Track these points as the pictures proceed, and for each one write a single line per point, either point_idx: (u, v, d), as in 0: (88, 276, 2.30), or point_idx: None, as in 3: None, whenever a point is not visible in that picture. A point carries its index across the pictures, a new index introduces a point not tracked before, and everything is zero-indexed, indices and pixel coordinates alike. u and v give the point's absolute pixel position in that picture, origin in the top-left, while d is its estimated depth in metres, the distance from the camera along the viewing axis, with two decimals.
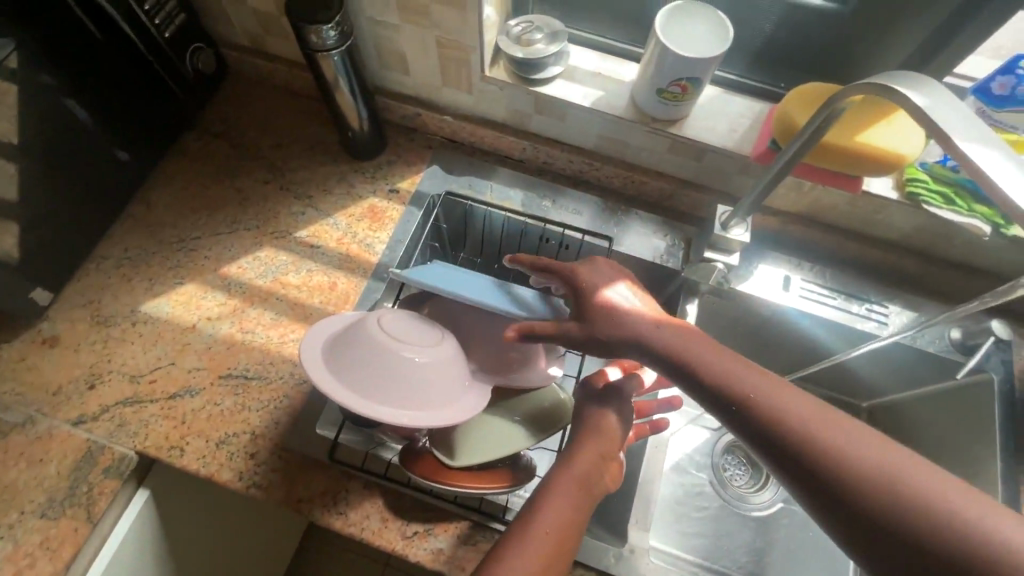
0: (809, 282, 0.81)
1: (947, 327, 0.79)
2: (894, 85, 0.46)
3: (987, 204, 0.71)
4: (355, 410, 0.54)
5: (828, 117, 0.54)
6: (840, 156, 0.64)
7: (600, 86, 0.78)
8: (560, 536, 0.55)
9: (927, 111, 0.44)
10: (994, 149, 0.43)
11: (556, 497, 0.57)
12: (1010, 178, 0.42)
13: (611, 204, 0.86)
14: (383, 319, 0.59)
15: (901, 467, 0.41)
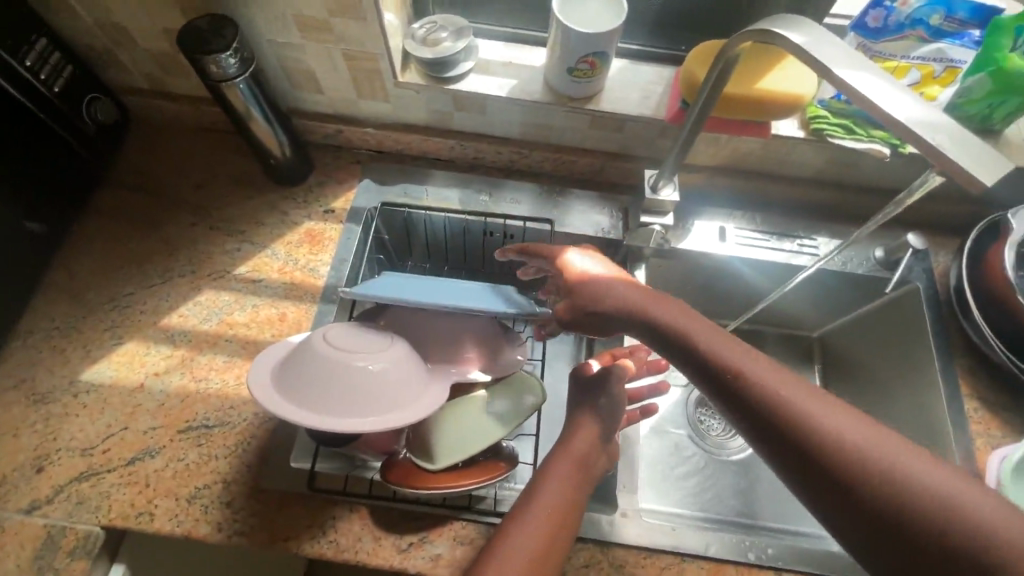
0: (743, 229, 0.85)
1: (871, 248, 0.85)
2: (774, 29, 0.49)
3: (883, 128, 0.75)
4: (317, 426, 0.53)
5: (724, 69, 0.57)
6: (743, 104, 0.68)
7: (514, 75, 0.79)
8: (557, 517, 0.57)
9: (806, 49, 0.47)
10: (872, 72, 0.47)
11: (552, 483, 0.59)
12: (888, 98, 0.45)
13: (547, 188, 0.88)
14: (329, 336, 0.59)
15: (876, 440, 0.43)
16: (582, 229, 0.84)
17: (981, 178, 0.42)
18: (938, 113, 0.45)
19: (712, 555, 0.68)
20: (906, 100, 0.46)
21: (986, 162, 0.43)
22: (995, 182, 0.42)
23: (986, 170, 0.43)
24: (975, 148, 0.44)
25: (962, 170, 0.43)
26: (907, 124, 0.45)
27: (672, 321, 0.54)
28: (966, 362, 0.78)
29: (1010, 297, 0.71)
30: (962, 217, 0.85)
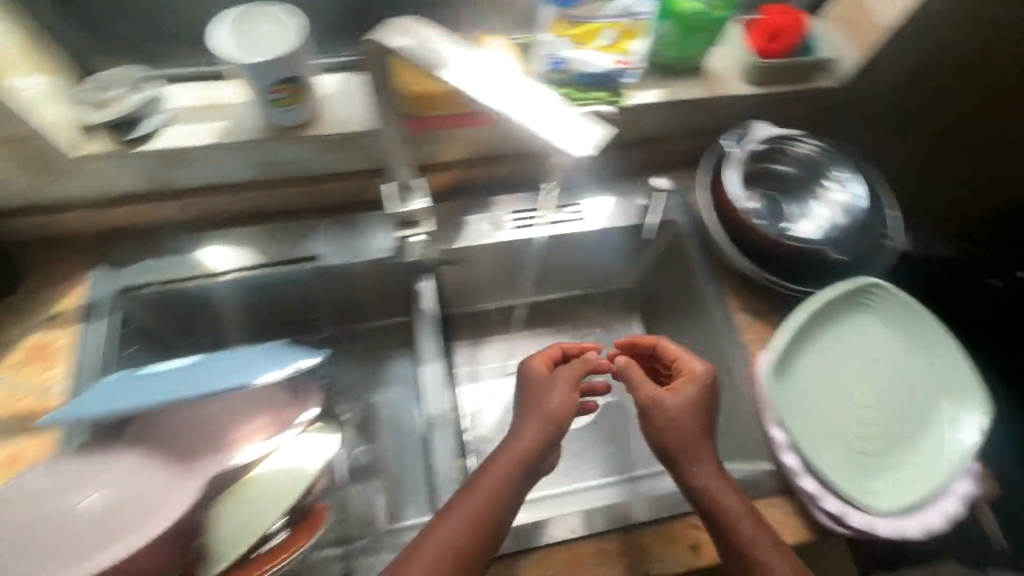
0: (517, 212, 0.86)
1: (635, 197, 0.89)
2: (383, 35, 0.51)
3: (606, 89, 0.77)
4: None
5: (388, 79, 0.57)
6: (447, 101, 0.71)
7: (221, 116, 0.72)
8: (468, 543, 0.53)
9: (413, 52, 0.50)
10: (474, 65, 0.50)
11: (472, 502, 0.56)
12: (492, 85, 0.49)
13: (309, 222, 0.83)
14: (42, 481, 0.56)
15: (739, 517, 0.58)
16: (356, 254, 0.81)
17: (573, 152, 0.47)
18: (537, 95, 0.49)
19: (548, 541, 0.67)
20: (510, 88, 0.49)
21: (577, 135, 0.48)
22: (588, 153, 0.47)
23: (577, 144, 0.48)
24: (569, 122, 0.48)
25: (561, 146, 0.48)
26: (508, 114, 0.48)
27: (681, 442, 0.61)
28: (734, 280, 0.84)
29: (738, 217, 0.78)
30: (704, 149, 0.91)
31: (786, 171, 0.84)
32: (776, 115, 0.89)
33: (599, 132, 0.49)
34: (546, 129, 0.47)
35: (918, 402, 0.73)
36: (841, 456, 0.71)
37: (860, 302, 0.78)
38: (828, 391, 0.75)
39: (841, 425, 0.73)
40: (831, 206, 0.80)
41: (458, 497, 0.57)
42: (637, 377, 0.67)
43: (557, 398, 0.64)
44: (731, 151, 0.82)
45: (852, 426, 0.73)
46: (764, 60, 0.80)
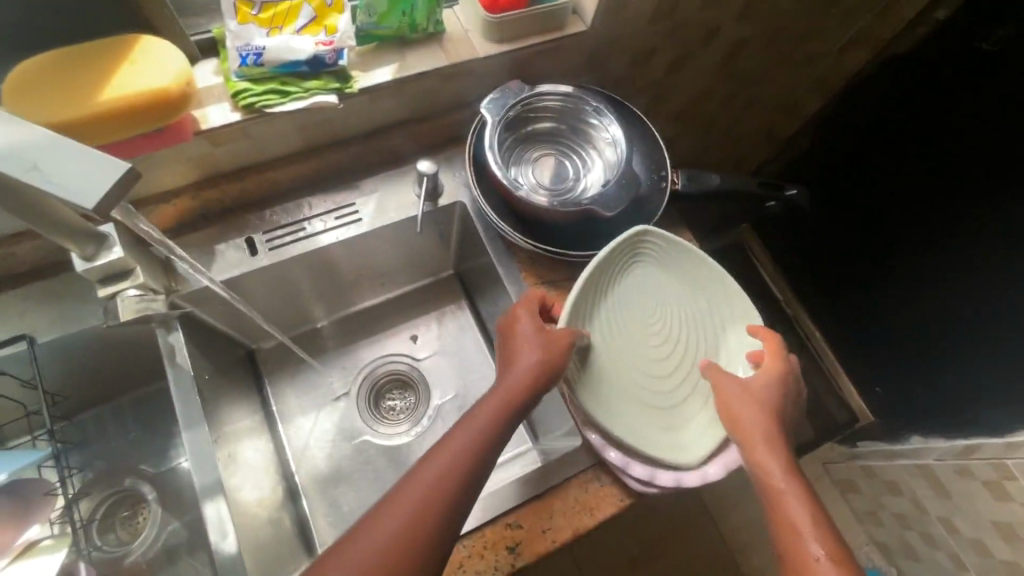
0: (272, 233, 0.77)
1: (411, 185, 0.82)
2: None
3: (317, 76, 0.68)
4: None
5: None
6: (110, 123, 0.55)
7: None
8: (401, 545, 0.50)
9: None
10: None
11: (406, 501, 0.52)
12: None
13: (13, 298, 0.69)
14: None
15: (789, 493, 0.59)
16: (81, 321, 0.69)
17: (77, 204, 0.38)
18: (37, 138, 0.40)
19: None
20: (3, 135, 0.39)
21: (82, 183, 0.39)
22: (94, 203, 0.38)
23: (82, 193, 0.38)
24: (80, 161, 0.39)
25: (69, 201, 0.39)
26: (3, 171, 0.39)
27: (741, 419, 0.63)
28: (525, 253, 0.80)
29: (504, 189, 0.72)
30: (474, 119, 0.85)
31: (550, 125, 0.81)
32: (536, 69, 0.84)
33: (116, 170, 0.39)
34: (44, 182, 0.38)
35: (704, 337, 0.71)
36: (645, 418, 0.68)
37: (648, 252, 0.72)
38: (628, 355, 0.69)
39: (643, 386, 0.69)
40: (599, 156, 0.80)
41: (403, 483, 0.54)
42: (726, 378, 0.66)
43: (527, 365, 0.61)
44: (487, 116, 0.74)
45: (654, 384, 0.69)
46: (496, 15, 0.74)
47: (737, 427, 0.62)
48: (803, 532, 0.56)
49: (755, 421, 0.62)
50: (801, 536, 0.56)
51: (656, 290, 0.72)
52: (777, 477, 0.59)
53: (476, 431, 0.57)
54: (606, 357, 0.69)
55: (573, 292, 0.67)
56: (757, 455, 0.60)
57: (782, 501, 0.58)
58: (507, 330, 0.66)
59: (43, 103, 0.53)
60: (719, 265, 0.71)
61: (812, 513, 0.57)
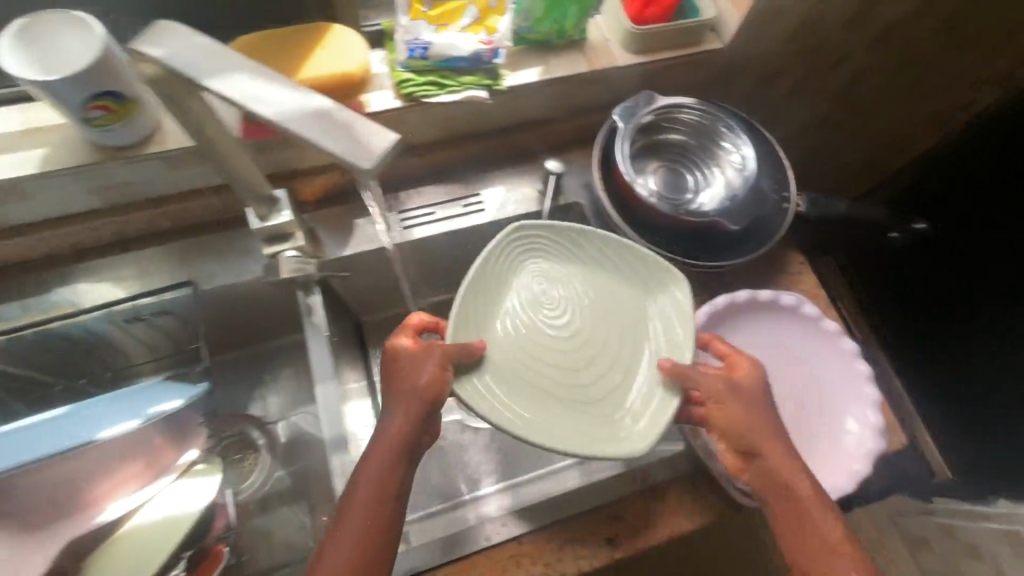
0: (407, 212, 0.83)
1: (533, 182, 0.85)
2: (138, 49, 0.42)
3: (471, 73, 0.73)
4: None
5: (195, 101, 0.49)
6: None
7: (40, 143, 0.64)
8: (362, 548, 0.52)
9: (171, 65, 0.41)
10: (255, 77, 0.42)
11: (358, 509, 0.53)
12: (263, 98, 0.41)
13: (180, 247, 0.77)
14: None
15: (806, 497, 0.56)
16: (235, 275, 0.76)
17: (353, 162, 0.38)
18: (320, 101, 0.41)
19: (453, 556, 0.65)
20: (293, 97, 0.41)
21: (358, 144, 0.39)
22: (368, 163, 0.38)
23: (359, 153, 0.39)
24: (354, 129, 0.40)
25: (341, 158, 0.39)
26: (288, 127, 0.40)
27: (738, 425, 0.59)
28: None
29: (633, 194, 0.75)
30: (597, 125, 0.88)
31: (680, 139, 0.83)
32: (665, 82, 0.86)
33: (385, 137, 0.39)
34: (325, 138, 0.39)
35: (625, 334, 0.66)
36: (528, 419, 0.60)
37: (588, 240, 0.69)
38: (552, 341, 0.65)
39: (563, 374, 0.64)
40: (726, 171, 0.80)
41: (353, 484, 0.55)
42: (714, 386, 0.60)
43: (421, 380, 0.57)
44: (621, 126, 0.77)
45: (563, 381, 0.64)
46: (641, 27, 0.76)
47: (745, 439, 0.58)
48: (823, 539, 0.54)
49: (755, 428, 0.58)
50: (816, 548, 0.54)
51: (575, 294, 0.68)
52: (797, 487, 0.56)
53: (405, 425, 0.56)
54: (510, 329, 0.65)
55: (480, 258, 0.65)
56: (767, 467, 0.57)
57: (798, 508, 0.56)
58: (392, 360, 0.60)
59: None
60: (648, 253, 0.68)
61: (829, 519, 0.55)
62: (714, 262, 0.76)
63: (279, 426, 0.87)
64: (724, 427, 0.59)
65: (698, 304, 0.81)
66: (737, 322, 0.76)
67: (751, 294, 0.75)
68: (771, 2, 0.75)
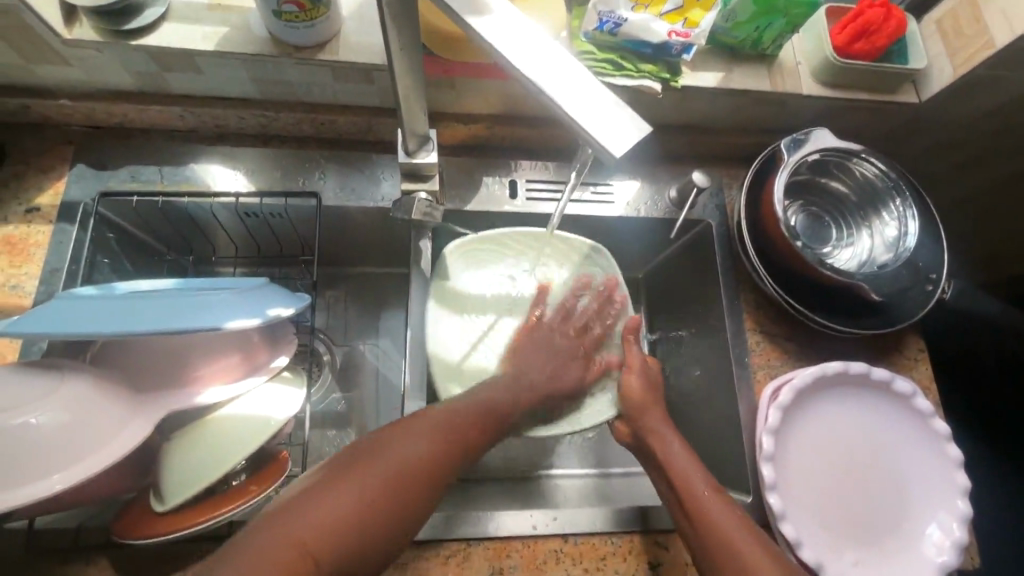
0: (533, 182, 0.79)
1: (668, 187, 0.81)
2: None
3: (653, 60, 0.69)
4: None
5: (404, 30, 0.48)
6: None
7: (221, 20, 0.64)
8: (408, 476, 0.49)
9: None
10: (506, 14, 0.38)
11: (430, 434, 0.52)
12: (517, 45, 0.37)
13: (310, 155, 0.77)
14: None
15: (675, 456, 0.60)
16: (357, 197, 0.77)
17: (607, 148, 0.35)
18: (580, 69, 0.37)
19: (493, 534, 0.65)
20: (552, 55, 0.38)
21: (615, 132, 0.36)
22: (620, 154, 0.36)
23: (612, 140, 0.36)
24: (609, 112, 0.36)
25: (592, 141, 0.36)
26: (546, 88, 0.37)
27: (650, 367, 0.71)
28: (751, 296, 0.78)
29: (778, 233, 0.70)
30: (749, 148, 0.83)
31: (840, 190, 0.79)
32: (835, 121, 0.80)
33: (642, 129, 0.37)
34: (582, 114, 0.36)
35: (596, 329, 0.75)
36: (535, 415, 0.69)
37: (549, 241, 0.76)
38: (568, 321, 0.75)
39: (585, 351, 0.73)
40: (876, 237, 0.75)
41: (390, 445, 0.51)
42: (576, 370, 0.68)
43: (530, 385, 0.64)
44: (784, 157, 0.72)
45: None
46: (844, 61, 0.70)
47: (658, 446, 0.62)
48: (739, 544, 0.52)
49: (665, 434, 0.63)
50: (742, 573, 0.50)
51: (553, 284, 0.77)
52: (705, 495, 0.56)
53: (508, 393, 0.62)
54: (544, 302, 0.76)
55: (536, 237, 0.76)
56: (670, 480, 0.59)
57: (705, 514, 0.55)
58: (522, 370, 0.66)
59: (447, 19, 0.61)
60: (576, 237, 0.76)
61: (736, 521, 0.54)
62: (833, 324, 0.72)
63: (347, 349, 0.88)
64: (644, 448, 0.64)
65: (802, 361, 0.76)
66: (838, 391, 0.72)
67: (866, 369, 0.71)
68: (993, 71, 0.69)
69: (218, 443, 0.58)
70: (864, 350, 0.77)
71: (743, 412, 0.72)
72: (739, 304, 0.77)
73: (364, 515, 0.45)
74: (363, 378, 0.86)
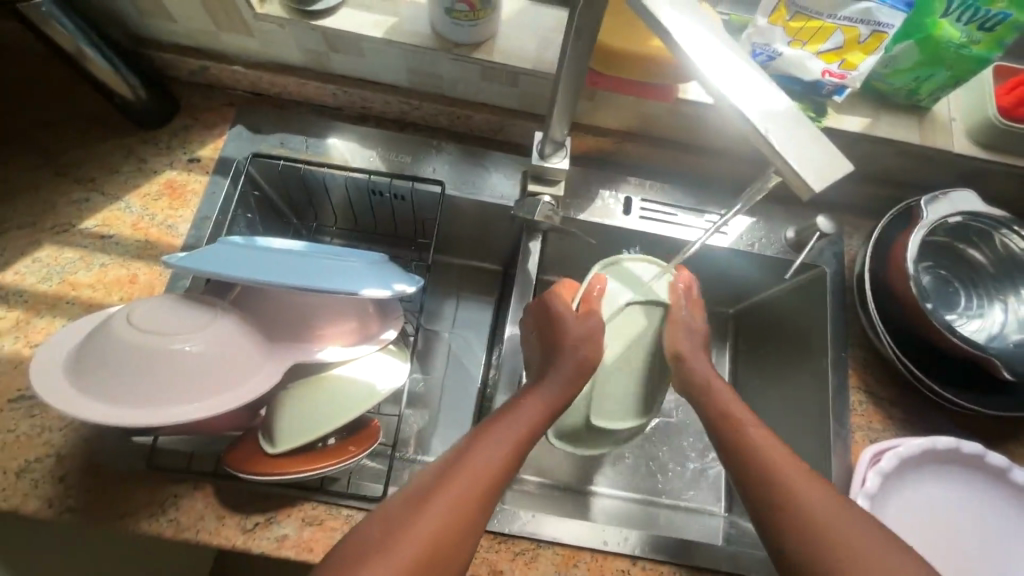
0: (649, 201, 0.79)
1: (786, 227, 0.79)
2: None
3: (797, 97, 0.68)
4: (125, 423, 0.49)
5: (581, 41, 0.50)
6: (639, 64, 0.64)
7: (392, 11, 0.69)
8: (433, 540, 0.46)
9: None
10: (710, 42, 0.39)
11: (459, 477, 0.50)
12: (721, 69, 0.38)
13: (440, 145, 0.81)
14: (133, 315, 0.53)
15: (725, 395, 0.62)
16: (477, 191, 0.79)
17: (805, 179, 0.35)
18: (779, 98, 0.38)
19: (562, 541, 0.65)
20: (754, 83, 0.38)
21: (814, 162, 0.36)
22: (819, 186, 0.36)
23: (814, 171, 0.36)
24: (809, 145, 0.37)
25: (786, 169, 0.36)
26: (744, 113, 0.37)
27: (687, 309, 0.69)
28: (859, 352, 0.75)
29: (907, 291, 0.67)
30: (880, 199, 0.79)
31: (977, 259, 0.74)
32: (980, 184, 0.76)
33: (843, 167, 0.36)
34: (782, 142, 0.36)
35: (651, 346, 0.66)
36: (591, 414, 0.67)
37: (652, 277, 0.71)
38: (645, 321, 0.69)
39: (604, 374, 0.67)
40: (1011, 314, 0.70)
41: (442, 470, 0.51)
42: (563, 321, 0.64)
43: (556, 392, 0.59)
44: (923, 214, 0.69)
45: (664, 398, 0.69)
46: (1008, 123, 0.66)
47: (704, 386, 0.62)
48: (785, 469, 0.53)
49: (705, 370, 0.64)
50: (834, 536, 0.48)
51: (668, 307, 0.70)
52: (758, 441, 0.56)
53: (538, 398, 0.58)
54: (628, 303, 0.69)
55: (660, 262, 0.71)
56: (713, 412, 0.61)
57: (772, 464, 0.54)
58: (534, 387, 0.60)
59: (607, 34, 0.63)
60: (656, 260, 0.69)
61: (808, 477, 0.52)
62: (955, 398, 0.67)
63: (435, 334, 0.91)
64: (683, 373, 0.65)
65: (909, 430, 0.72)
66: (947, 469, 0.67)
67: (983, 452, 0.66)
68: None
69: (328, 400, 0.62)
70: (977, 431, 0.72)
71: (837, 470, 0.69)
72: (846, 359, 0.74)
73: (427, 552, 0.46)
74: (444, 365, 0.89)
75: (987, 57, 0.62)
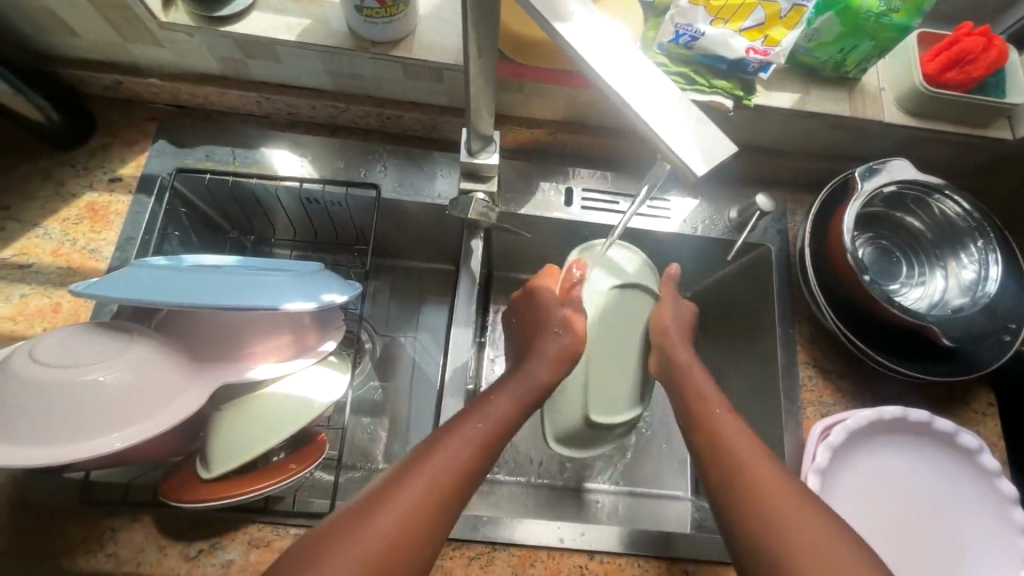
0: (590, 190, 0.78)
1: (729, 207, 0.79)
2: None
3: (726, 77, 0.68)
4: (34, 463, 0.47)
5: (482, 32, 0.48)
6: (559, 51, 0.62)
7: (304, 12, 0.67)
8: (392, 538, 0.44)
9: None
10: (595, 24, 0.38)
11: (422, 473, 0.48)
12: (606, 57, 0.37)
13: (373, 147, 0.79)
14: (37, 350, 0.50)
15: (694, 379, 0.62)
16: (415, 192, 0.78)
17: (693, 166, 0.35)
18: (665, 84, 0.37)
19: (518, 541, 0.64)
20: (639, 68, 0.37)
21: (699, 148, 0.36)
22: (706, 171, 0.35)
23: (699, 158, 0.36)
24: (695, 132, 0.36)
25: (674, 158, 0.36)
26: (632, 101, 0.37)
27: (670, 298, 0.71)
28: (805, 327, 0.75)
29: (844, 264, 0.67)
30: (819, 173, 0.79)
31: (915, 227, 0.74)
32: (913, 152, 0.76)
33: (728, 148, 0.36)
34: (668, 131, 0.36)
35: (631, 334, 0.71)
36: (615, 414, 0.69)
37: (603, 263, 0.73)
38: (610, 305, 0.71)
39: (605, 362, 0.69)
40: (951, 279, 0.71)
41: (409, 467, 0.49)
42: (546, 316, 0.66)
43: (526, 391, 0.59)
44: (858, 185, 0.69)
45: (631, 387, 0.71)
46: (934, 90, 0.66)
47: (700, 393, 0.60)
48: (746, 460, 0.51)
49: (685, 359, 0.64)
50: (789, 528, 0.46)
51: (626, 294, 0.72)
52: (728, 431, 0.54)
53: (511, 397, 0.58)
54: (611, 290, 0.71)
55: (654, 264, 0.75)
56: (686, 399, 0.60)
57: (759, 490, 0.49)
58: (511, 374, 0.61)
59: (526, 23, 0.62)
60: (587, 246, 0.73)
61: (804, 512, 0.46)
62: (896, 366, 0.68)
63: (388, 340, 0.90)
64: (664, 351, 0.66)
65: (858, 402, 0.72)
66: (894, 438, 0.68)
67: (928, 419, 0.67)
68: None
69: (264, 418, 0.60)
70: (925, 397, 0.73)
71: (788, 448, 0.69)
72: (793, 336, 0.74)
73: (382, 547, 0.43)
74: (400, 372, 0.87)
75: (908, 25, 0.61)
